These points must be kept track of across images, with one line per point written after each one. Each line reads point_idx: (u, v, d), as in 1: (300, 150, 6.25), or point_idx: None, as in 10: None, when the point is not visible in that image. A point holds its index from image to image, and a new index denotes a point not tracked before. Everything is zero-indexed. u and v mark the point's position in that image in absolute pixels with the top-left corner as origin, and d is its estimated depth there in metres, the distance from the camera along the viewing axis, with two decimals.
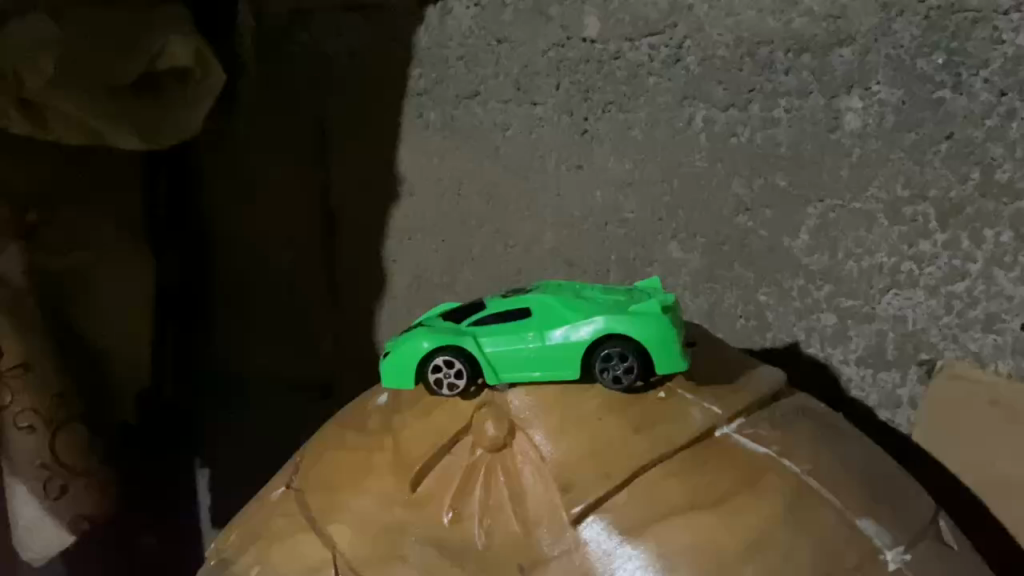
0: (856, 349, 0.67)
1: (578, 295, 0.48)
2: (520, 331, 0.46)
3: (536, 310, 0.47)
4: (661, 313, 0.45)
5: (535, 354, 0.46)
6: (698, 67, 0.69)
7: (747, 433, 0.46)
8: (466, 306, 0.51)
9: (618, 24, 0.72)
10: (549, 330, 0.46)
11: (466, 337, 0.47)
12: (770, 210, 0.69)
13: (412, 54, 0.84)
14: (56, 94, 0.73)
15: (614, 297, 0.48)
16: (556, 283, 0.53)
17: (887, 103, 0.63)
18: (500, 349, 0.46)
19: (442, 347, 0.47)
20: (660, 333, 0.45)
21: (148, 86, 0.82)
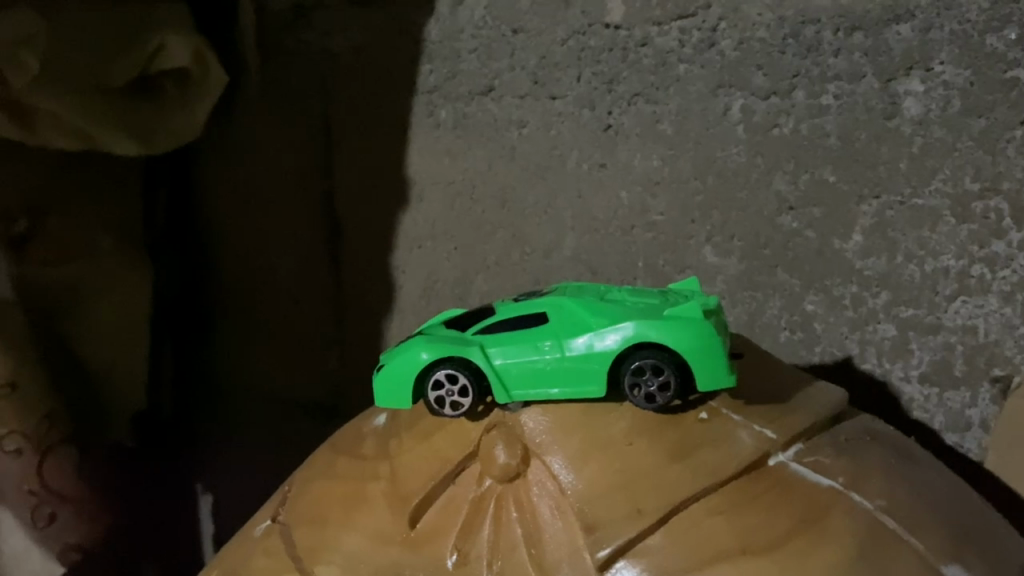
0: (919, 364, 0.60)
1: (603, 298, 0.41)
2: (535, 340, 0.39)
3: (554, 315, 0.40)
4: (703, 318, 0.38)
5: (552, 368, 0.39)
6: (734, 51, 0.62)
7: (807, 461, 0.39)
8: (471, 312, 0.44)
9: (645, 7, 0.65)
10: (568, 338, 0.39)
11: (471, 346, 0.40)
12: (818, 210, 0.61)
13: (421, 47, 0.78)
14: (39, 94, 0.67)
15: (646, 300, 0.41)
16: (577, 284, 0.46)
17: (953, 85, 0.55)
18: (511, 360, 0.39)
19: (443, 360, 0.40)
20: (703, 341, 0.37)
21: (145, 86, 0.76)
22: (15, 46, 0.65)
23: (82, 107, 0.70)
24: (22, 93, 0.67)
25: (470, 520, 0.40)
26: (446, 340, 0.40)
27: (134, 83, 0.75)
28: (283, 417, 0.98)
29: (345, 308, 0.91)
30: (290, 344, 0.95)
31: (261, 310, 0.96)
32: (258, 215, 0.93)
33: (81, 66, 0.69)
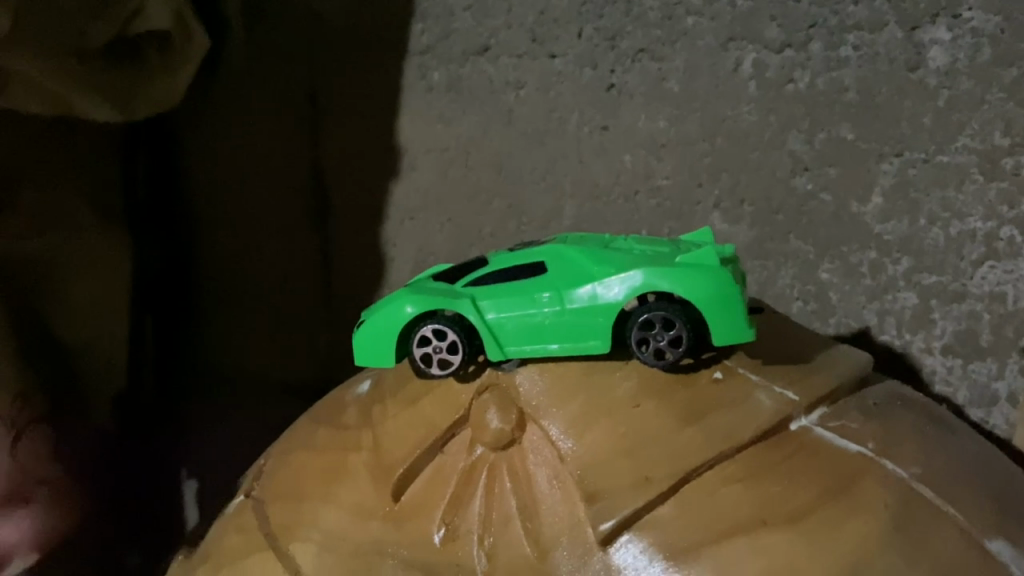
0: (942, 335, 0.56)
1: (607, 246, 0.37)
2: (532, 292, 0.35)
3: (554, 264, 0.36)
4: (720, 265, 0.34)
5: (552, 323, 0.35)
6: (746, 1, 0.58)
7: (833, 426, 0.35)
8: (461, 265, 0.40)
9: None
10: (569, 289, 0.35)
11: (461, 298, 0.36)
12: (834, 171, 0.57)
13: (413, 5, 0.74)
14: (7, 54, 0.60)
15: (654, 248, 0.37)
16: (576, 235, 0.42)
17: (982, 33, 0.51)
18: (505, 316, 0.36)
19: (430, 314, 0.36)
20: (719, 290, 0.33)
21: (127, 47, 0.69)
22: None
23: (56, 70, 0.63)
24: None
25: (459, 491, 0.36)
26: (433, 294, 0.36)
27: (115, 43, 0.68)
28: (270, 397, 0.95)
29: (335, 281, 0.88)
30: (280, 321, 0.92)
31: (249, 286, 0.92)
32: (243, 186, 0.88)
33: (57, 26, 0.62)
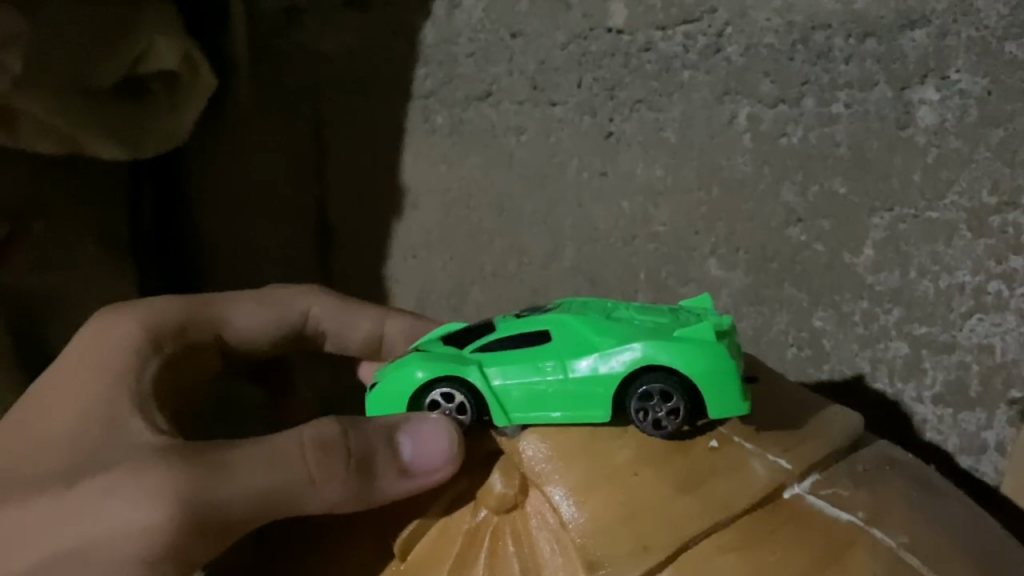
0: (933, 385, 0.58)
1: (610, 316, 0.38)
2: (536, 360, 0.36)
3: (557, 332, 0.37)
4: (716, 340, 0.36)
5: (554, 390, 0.36)
6: (741, 57, 0.60)
7: (825, 494, 0.36)
8: (466, 329, 0.41)
9: (648, 11, 0.63)
10: (572, 357, 0.36)
11: (469, 365, 0.37)
12: (827, 223, 0.59)
13: (417, 51, 0.76)
14: (22, 95, 0.65)
15: (654, 319, 0.38)
16: (581, 299, 0.44)
17: (970, 94, 0.53)
18: (508, 381, 0.37)
19: (438, 379, 0.38)
20: (715, 364, 0.35)
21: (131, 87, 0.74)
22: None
23: (65, 108, 0.68)
24: (5, 95, 0.64)
25: (463, 553, 0.38)
26: (440, 359, 0.38)
27: (121, 84, 0.73)
28: None
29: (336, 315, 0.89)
30: None
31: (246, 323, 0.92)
32: (245, 222, 0.89)
33: (65, 66, 0.67)
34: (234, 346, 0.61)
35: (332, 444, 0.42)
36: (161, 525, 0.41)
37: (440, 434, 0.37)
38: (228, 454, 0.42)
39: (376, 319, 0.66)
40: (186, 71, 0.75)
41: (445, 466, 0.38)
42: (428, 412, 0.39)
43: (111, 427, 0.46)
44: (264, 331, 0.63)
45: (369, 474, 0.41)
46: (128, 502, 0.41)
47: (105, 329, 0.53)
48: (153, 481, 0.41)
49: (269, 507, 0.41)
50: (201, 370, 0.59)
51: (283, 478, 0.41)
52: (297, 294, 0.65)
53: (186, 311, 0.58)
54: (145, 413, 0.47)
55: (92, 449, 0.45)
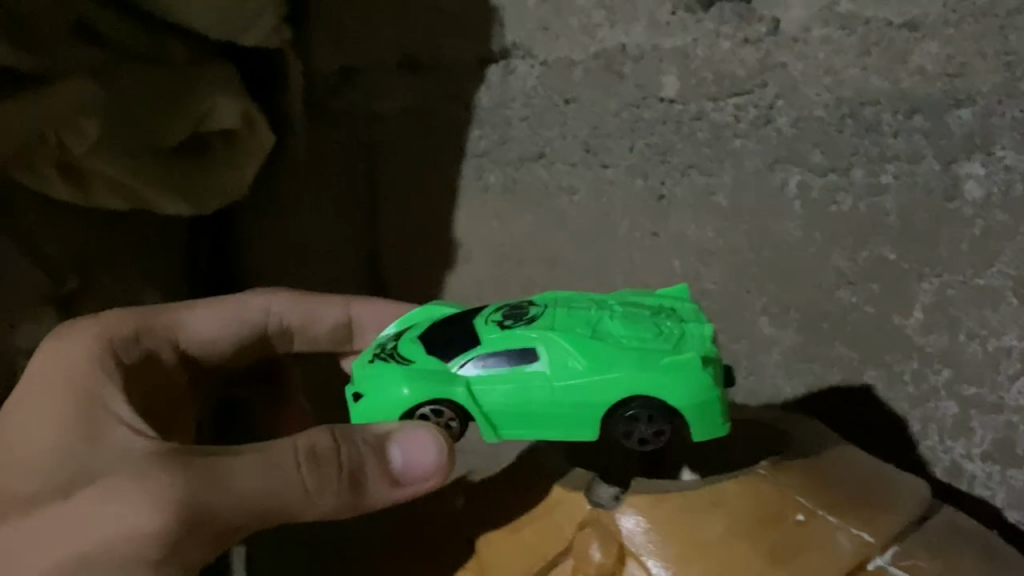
0: (981, 443, 0.61)
1: (594, 330, 0.47)
2: (530, 387, 0.46)
3: (548, 357, 0.46)
4: (698, 368, 0.45)
5: (541, 410, 0.46)
6: (792, 128, 0.63)
7: (905, 565, 0.41)
8: (457, 336, 0.49)
9: (701, 83, 0.66)
10: (558, 382, 0.46)
11: (461, 390, 0.47)
12: (875, 285, 0.62)
13: (472, 113, 0.80)
14: (97, 158, 0.74)
15: (641, 335, 0.46)
16: (565, 296, 0.51)
17: (1015, 170, 0.56)
18: (501, 403, 0.47)
19: (430, 399, 0.48)
20: (691, 397, 0.44)
21: (194, 146, 0.83)
22: (76, 118, 0.71)
23: (134, 169, 0.77)
24: (81, 156, 0.73)
25: None
26: (434, 382, 0.48)
27: (187, 143, 0.82)
28: None
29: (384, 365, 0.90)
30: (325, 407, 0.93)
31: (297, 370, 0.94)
32: (296, 274, 0.94)
33: (136, 133, 0.76)
34: (191, 351, 0.71)
35: (324, 453, 0.51)
36: (166, 528, 0.48)
37: (430, 444, 0.49)
38: (221, 459, 0.50)
39: (340, 303, 0.76)
40: (245, 126, 0.83)
41: (437, 475, 0.51)
42: (413, 421, 0.50)
43: (97, 443, 0.52)
44: (218, 335, 0.72)
45: (361, 486, 0.51)
46: (127, 508, 0.48)
47: (62, 348, 0.60)
48: (155, 492, 0.48)
49: (264, 507, 0.49)
50: (161, 378, 0.69)
51: (280, 482, 0.50)
52: (253, 296, 0.73)
53: (141, 321, 0.66)
54: (127, 427, 0.53)
55: (79, 465, 0.51)
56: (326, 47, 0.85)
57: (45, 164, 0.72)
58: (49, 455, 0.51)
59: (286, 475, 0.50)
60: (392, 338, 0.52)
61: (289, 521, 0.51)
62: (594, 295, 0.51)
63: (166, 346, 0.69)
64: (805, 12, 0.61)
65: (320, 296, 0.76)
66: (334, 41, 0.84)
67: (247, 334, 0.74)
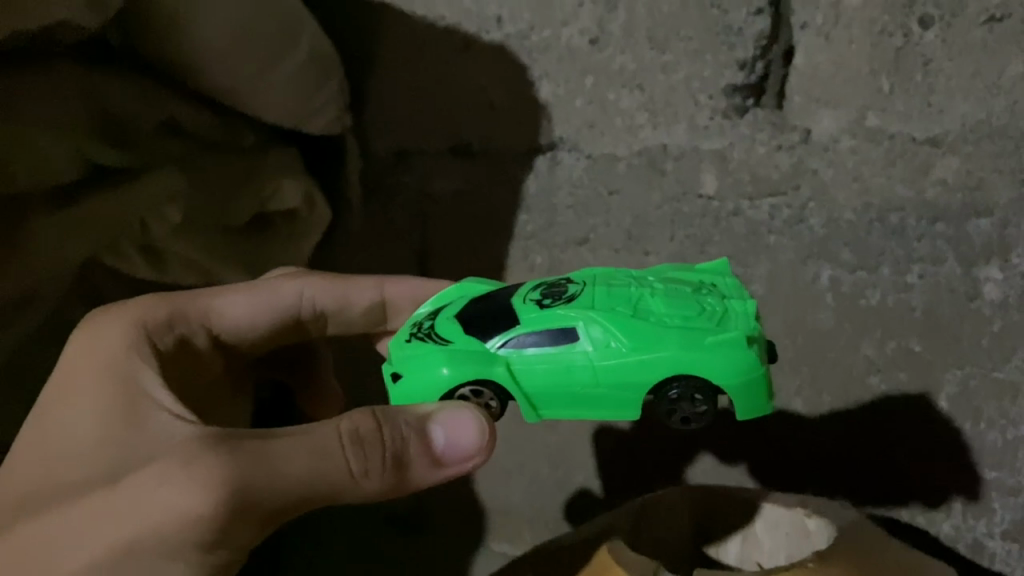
0: (1001, 521, 0.69)
1: (636, 309, 0.52)
2: (570, 369, 0.51)
3: (587, 336, 0.51)
4: (739, 346, 0.50)
5: (583, 388, 0.51)
6: (823, 228, 0.69)
7: None
8: (498, 319, 0.54)
9: (737, 183, 0.73)
10: (600, 361, 0.51)
11: (501, 367, 0.52)
12: (900, 373, 0.69)
13: (520, 199, 0.86)
14: (176, 239, 0.81)
15: (683, 314, 0.51)
16: (608, 275, 0.57)
17: None
18: (543, 381, 0.52)
19: (470, 379, 0.53)
20: (733, 371, 0.50)
21: (258, 223, 0.91)
22: (163, 205, 0.78)
23: (207, 245, 0.84)
24: (161, 239, 0.80)
25: None
26: (474, 363, 0.52)
27: (250, 222, 0.90)
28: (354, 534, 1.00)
29: None
30: None
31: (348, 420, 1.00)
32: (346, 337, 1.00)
33: (208, 212, 0.83)
34: (225, 336, 0.72)
35: (368, 434, 0.52)
36: (214, 510, 0.49)
37: (471, 424, 0.52)
38: (264, 442, 0.51)
39: (374, 284, 0.76)
40: (305, 207, 0.91)
41: (480, 453, 0.53)
42: (455, 404, 0.53)
43: (144, 431, 0.55)
44: (252, 320, 0.72)
45: (405, 467, 0.53)
46: (175, 492, 0.49)
47: (101, 334, 0.63)
48: (202, 473, 0.49)
49: (310, 488, 0.50)
50: (193, 360, 0.71)
51: (324, 466, 0.51)
52: (285, 281, 0.73)
53: (172, 308, 0.68)
54: (168, 413, 0.56)
55: (126, 450, 0.54)
56: (384, 134, 0.93)
57: (129, 245, 0.79)
58: (99, 449, 0.55)
59: (328, 451, 0.51)
60: (429, 318, 0.58)
61: (332, 501, 0.52)
62: (629, 272, 0.57)
63: (198, 331, 0.70)
64: (835, 124, 0.67)
65: (353, 278, 0.76)
66: (395, 128, 0.92)
67: (283, 319, 0.74)
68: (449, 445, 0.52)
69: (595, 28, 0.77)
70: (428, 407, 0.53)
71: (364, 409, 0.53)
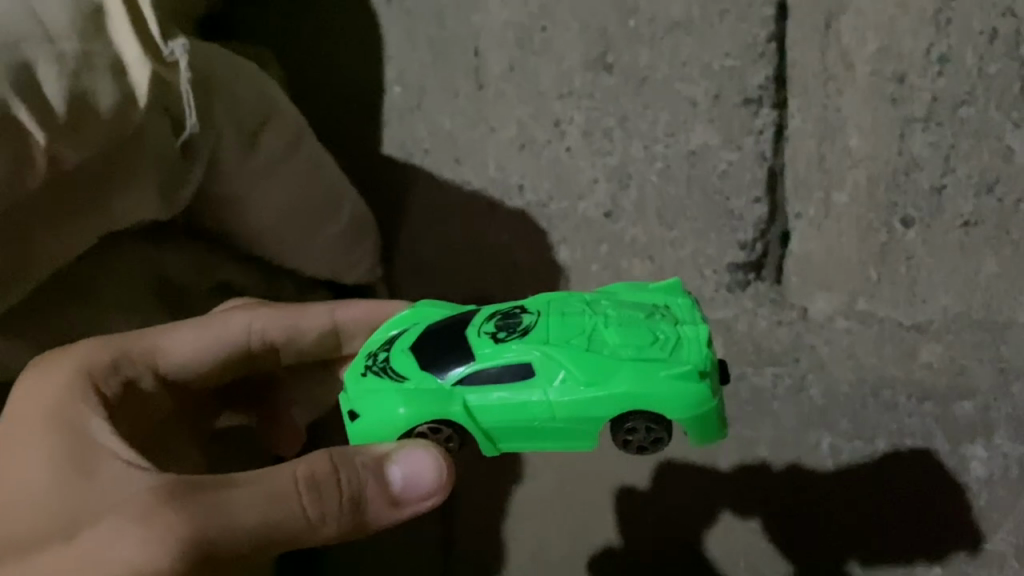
0: None
1: (590, 342, 0.57)
2: (526, 403, 0.56)
3: (539, 368, 0.56)
4: (691, 378, 0.55)
5: (540, 422, 0.56)
6: (822, 398, 0.74)
7: None
8: (454, 354, 0.59)
9: (741, 351, 0.77)
10: (554, 397, 0.56)
11: (458, 406, 0.57)
12: (903, 517, 0.71)
13: None
14: None
15: (637, 346, 0.56)
16: (566, 297, 0.61)
17: (1012, 455, 0.68)
18: (499, 418, 0.57)
19: (428, 419, 0.58)
20: (685, 399, 0.55)
21: None
22: None
23: None
24: None
25: None
26: (432, 404, 0.57)
27: None
28: None
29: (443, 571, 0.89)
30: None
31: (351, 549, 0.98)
32: None
33: None
34: (173, 375, 0.71)
35: (324, 478, 0.55)
36: (170, 567, 0.51)
37: (426, 458, 0.56)
38: (222, 494, 0.53)
39: (323, 310, 0.76)
40: None
41: (438, 492, 0.57)
42: (414, 444, 0.57)
43: (95, 482, 0.55)
44: (199, 358, 0.72)
45: (356, 505, 0.56)
46: (130, 550, 0.51)
47: (40, 380, 0.63)
48: (157, 529, 0.52)
49: (267, 535, 0.53)
50: (140, 402, 0.70)
51: (272, 510, 0.53)
52: (232, 315, 0.73)
53: (115, 350, 0.67)
54: (122, 462, 0.57)
55: (78, 501, 0.55)
56: (410, 280, 0.99)
57: None
58: (50, 499, 0.55)
59: (277, 491, 0.54)
60: (384, 349, 0.62)
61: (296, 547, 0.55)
62: (584, 294, 0.61)
63: (145, 373, 0.69)
64: (830, 304, 0.75)
65: (301, 307, 0.76)
66: (419, 279, 0.98)
67: (235, 351, 0.73)
68: (406, 479, 0.56)
69: (609, 203, 0.85)
70: (386, 447, 0.57)
71: (320, 452, 0.56)
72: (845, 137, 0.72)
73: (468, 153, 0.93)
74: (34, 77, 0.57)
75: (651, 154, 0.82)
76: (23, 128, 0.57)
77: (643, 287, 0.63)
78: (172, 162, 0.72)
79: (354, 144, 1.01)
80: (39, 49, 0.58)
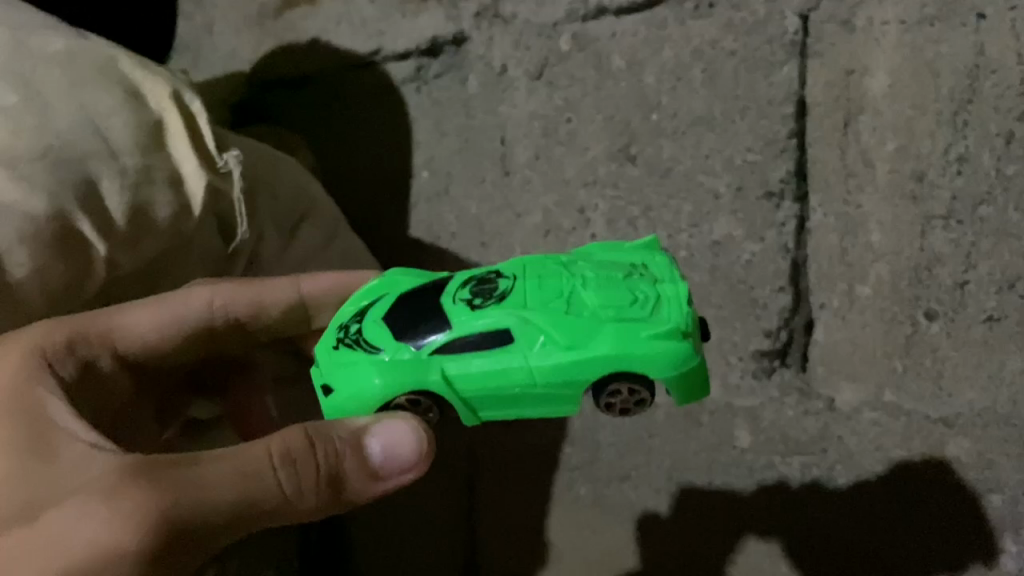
0: None
1: (569, 306, 0.56)
2: (504, 371, 0.55)
3: (517, 333, 0.55)
4: (676, 340, 0.55)
5: (522, 389, 0.55)
6: (850, 489, 0.76)
7: None
8: (429, 321, 0.58)
9: (768, 440, 0.79)
10: (533, 362, 0.55)
11: (435, 374, 0.56)
12: (943, 548, 0.72)
13: (564, 432, 0.91)
14: None
15: (617, 306, 0.56)
16: (541, 261, 0.60)
17: None
18: (477, 385, 0.56)
19: (407, 390, 0.57)
20: (668, 360, 0.54)
21: None
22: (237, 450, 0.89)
23: None
24: None
25: None
26: (411, 374, 0.57)
27: None
28: None
29: None
30: None
31: None
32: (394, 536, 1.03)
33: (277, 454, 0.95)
34: (134, 356, 0.69)
35: (299, 453, 0.54)
36: (138, 545, 0.50)
37: (405, 429, 0.56)
38: (186, 469, 0.52)
39: (292, 283, 0.74)
40: None
41: (416, 462, 0.57)
42: (391, 416, 0.57)
43: (55, 462, 0.54)
44: (164, 337, 0.69)
45: (331, 479, 0.55)
46: (94, 527, 0.50)
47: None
48: (115, 512, 0.50)
49: (238, 508, 0.52)
50: (99, 383, 0.68)
51: (237, 485, 0.52)
52: (195, 291, 0.70)
53: (71, 331, 0.64)
54: (83, 441, 0.55)
55: (36, 483, 0.53)
56: None
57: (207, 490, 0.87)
58: (6, 480, 0.54)
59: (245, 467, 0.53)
60: (356, 319, 0.61)
61: (265, 521, 0.54)
62: (560, 257, 0.61)
63: (104, 354, 0.67)
64: (856, 396, 0.76)
65: (268, 281, 0.74)
66: None
67: (202, 330, 0.71)
68: (386, 449, 0.56)
69: None
70: (364, 420, 0.57)
71: (296, 427, 0.55)
72: (867, 233, 0.74)
73: (494, 237, 0.95)
74: (98, 192, 0.64)
75: (675, 243, 0.83)
76: (85, 239, 0.63)
77: (618, 248, 0.63)
78: (217, 266, 0.78)
79: (381, 225, 1.03)
80: (103, 166, 0.64)
